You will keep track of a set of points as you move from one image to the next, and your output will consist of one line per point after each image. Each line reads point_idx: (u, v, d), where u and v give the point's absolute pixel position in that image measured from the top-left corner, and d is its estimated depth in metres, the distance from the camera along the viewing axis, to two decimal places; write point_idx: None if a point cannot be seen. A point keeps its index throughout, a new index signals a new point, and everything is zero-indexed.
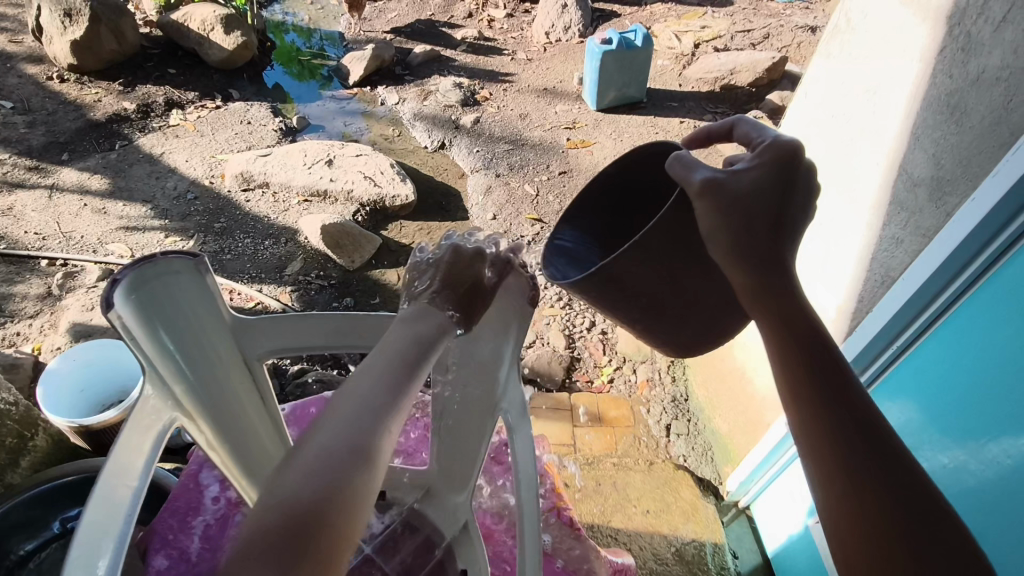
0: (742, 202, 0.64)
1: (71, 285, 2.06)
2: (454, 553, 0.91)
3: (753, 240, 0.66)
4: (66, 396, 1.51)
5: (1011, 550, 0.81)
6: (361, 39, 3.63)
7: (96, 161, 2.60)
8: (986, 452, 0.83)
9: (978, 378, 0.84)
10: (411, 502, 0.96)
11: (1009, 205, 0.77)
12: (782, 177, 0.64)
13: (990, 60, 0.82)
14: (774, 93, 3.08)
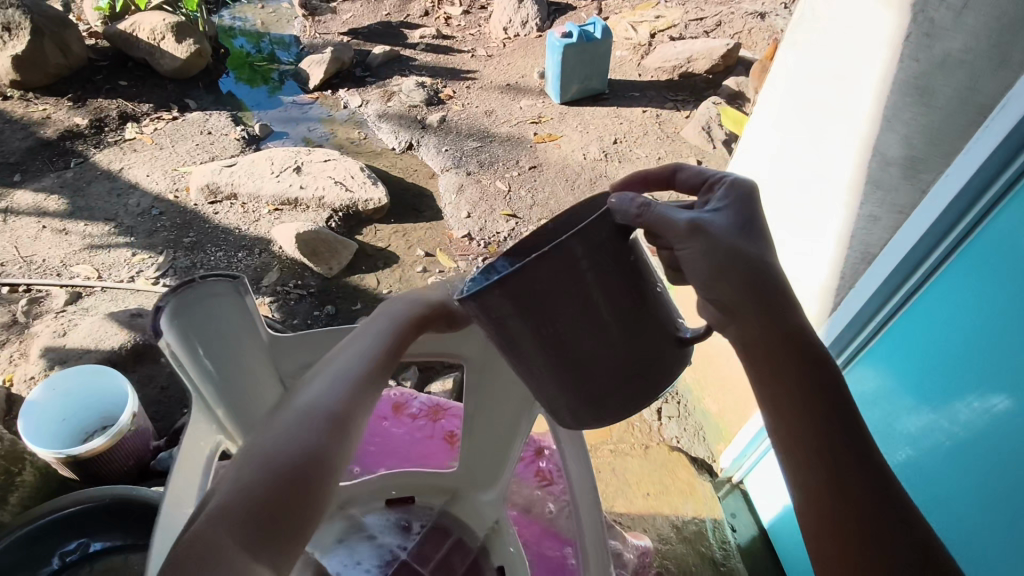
0: (724, 247, 0.68)
1: (37, 311, 1.99)
2: (487, 551, 1.02)
3: (741, 280, 0.68)
4: (47, 427, 1.46)
5: (975, 497, 0.92)
6: (317, 42, 3.57)
7: (52, 181, 2.51)
8: (958, 413, 0.92)
9: (947, 346, 0.93)
10: (439, 506, 1.06)
11: (973, 186, 0.86)
12: (751, 221, 0.70)
13: (954, 45, 0.90)
14: (731, 79, 3.16)
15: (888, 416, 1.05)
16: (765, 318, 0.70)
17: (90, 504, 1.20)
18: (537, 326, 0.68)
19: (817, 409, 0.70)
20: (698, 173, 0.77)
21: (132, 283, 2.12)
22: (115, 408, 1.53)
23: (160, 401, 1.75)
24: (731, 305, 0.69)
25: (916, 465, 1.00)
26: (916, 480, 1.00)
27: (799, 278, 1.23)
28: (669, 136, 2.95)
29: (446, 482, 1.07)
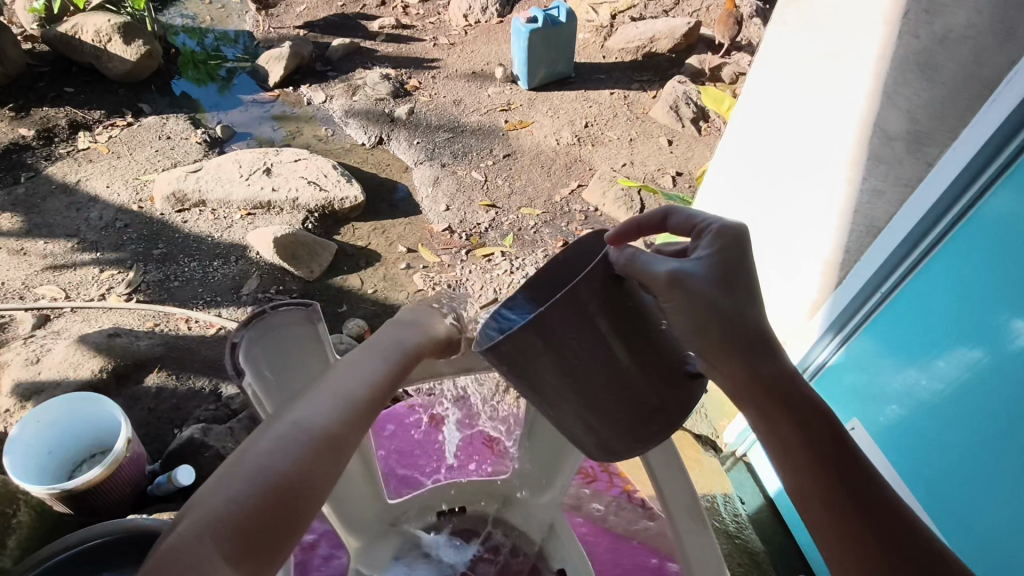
0: (704, 297, 0.67)
1: (2, 337, 1.87)
2: (546, 556, 1.02)
3: (727, 327, 0.68)
4: (34, 463, 1.37)
5: (961, 455, 1.00)
6: (272, 37, 3.45)
7: (2, 198, 2.36)
8: (939, 369, 1.03)
9: (947, 315, 1.01)
10: (493, 512, 1.06)
11: (974, 165, 0.93)
12: (733, 267, 0.69)
13: (955, 20, 0.98)
14: (694, 57, 3.20)
15: (885, 381, 1.14)
16: (758, 365, 0.70)
17: (108, 537, 1.16)
18: (555, 370, 0.71)
19: (807, 425, 0.70)
20: (688, 216, 0.76)
21: (104, 301, 2.02)
22: (104, 434, 1.46)
23: (151, 421, 1.68)
24: (720, 351, 0.69)
25: (906, 423, 1.09)
26: (906, 437, 1.09)
27: (800, 256, 1.32)
28: (638, 117, 2.97)
29: (498, 488, 1.07)
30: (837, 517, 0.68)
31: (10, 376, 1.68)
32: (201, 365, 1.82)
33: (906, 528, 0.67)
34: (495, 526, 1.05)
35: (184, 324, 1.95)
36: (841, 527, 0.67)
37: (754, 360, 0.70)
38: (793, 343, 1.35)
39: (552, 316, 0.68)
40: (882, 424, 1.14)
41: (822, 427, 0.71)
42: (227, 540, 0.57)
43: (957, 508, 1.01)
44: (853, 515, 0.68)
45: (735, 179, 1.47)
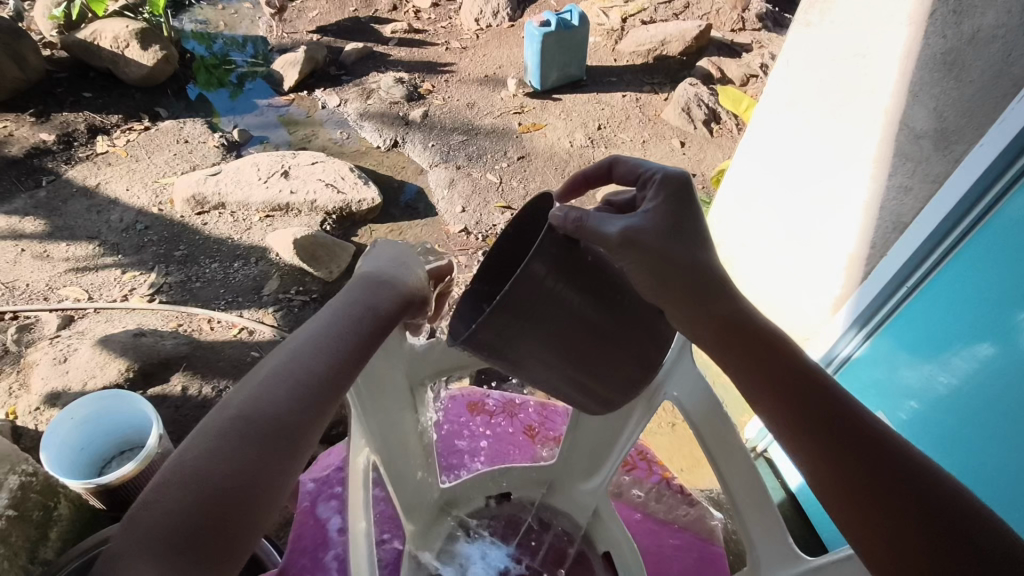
0: (657, 251, 0.67)
1: (29, 339, 1.88)
2: (591, 540, 1.04)
3: (683, 277, 0.70)
4: (68, 457, 1.40)
5: (982, 447, 1.02)
6: (286, 42, 3.49)
7: (24, 202, 2.39)
8: (955, 364, 1.05)
9: (969, 313, 1.03)
10: (539, 498, 1.07)
11: (996, 166, 0.95)
12: (678, 214, 0.70)
13: (984, 20, 0.98)
14: (704, 60, 3.22)
15: (900, 376, 1.16)
16: (720, 317, 0.73)
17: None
18: (533, 346, 0.71)
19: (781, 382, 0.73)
20: (634, 167, 0.76)
21: (127, 302, 2.04)
22: (131, 431, 1.47)
23: (177, 419, 1.70)
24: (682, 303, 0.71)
25: (922, 414, 1.12)
26: (923, 431, 1.12)
27: (824, 250, 1.33)
28: (650, 119, 2.99)
29: (543, 474, 1.07)
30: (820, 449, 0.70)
31: (39, 375, 1.71)
32: (224, 365, 1.84)
33: (895, 458, 0.69)
34: (539, 511, 1.06)
35: (206, 325, 1.97)
36: (824, 457, 0.70)
37: (712, 309, 0.72)
38: (817, 337, 1.36)
39: (523, 293, 0.67)
40: (902, 420, 1.16)
41: (787, 365, 0.74)
42: (171, 528, 0.59)
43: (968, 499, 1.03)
44: (832, 444, 0.70)
45: (757, 176, 1.48)
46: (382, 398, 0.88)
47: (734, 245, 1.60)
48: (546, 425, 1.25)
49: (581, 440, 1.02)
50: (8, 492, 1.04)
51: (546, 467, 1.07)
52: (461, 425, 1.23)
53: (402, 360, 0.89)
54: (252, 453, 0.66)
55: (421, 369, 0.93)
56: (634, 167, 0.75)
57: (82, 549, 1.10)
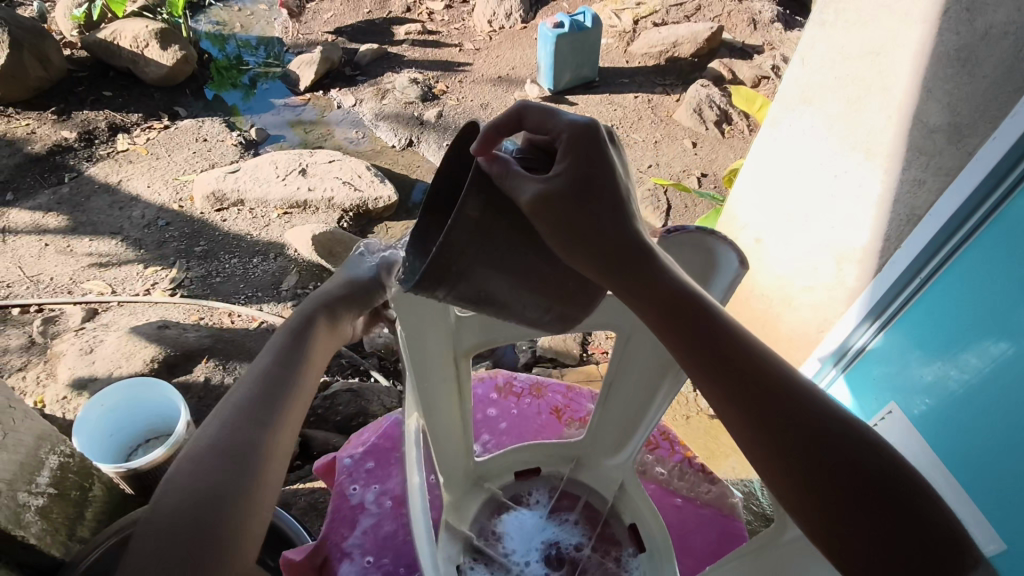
0: (572, 211, 0.56)
1: (54, 331, 1.91)
2: (617, 512, 1.06)
3: (603, 247, 0.59)
4: (98, 443, 1.43)
5: (987, 442, 1.00)
6: (301, 43, 3.54)
7: (47, 198, 2.43)
8: (967, 361, 1.04)
9: (980, 304, 1.02)
10: (566, 473, 1.10)
11: (1012, 155, 0.97)
12: (590, 173, 0.56)
13: (996, 17, 1.00)
14: (716, 62, 3.25)
15: (913, 371, 1.17)
16: (635, 282, 0.61)
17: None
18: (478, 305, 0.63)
19: (710, 347, 0.62)
20: (543, 112, 0.59)
21: (150, 296, 2.08)
22: (157, 420, 1.51)
23: (201, 409, 1.73)
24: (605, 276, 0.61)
25: (933, 410, 1.11)
26: (929, 425, 1.11)
27: (838, 243, 1.36)
28: (663, 120, 3.02)
29: (571, 450, 1.10)
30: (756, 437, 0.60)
31: (66, 365, 1.74)
32: (246, 356, 1.87)
33: (838, 431, 0.59)
34: (568, 484, 1.08)
35: (227, 319, 2.00)
36: (764, 448, 0.60)
37: (634, 279, 0.60)
38: (831, 329, 1.39)
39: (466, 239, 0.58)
40: (914, 415, 1.16)
41: (722, 339, 0.62)
42: (159, 548, 0.54)
43: (967, 495, 1.03)
44: (772, 429, 0.59)
45: (770, 172, 1.51)
46: (426, 365, 0.90)
47: (749, 239, 1.62)
48: (572, 407, 1.27)
49: (611, 414, 1.06)
50: (48, 470, 1.08)
51: (574, 443, 1.10)
52: (489, 404, 1.27)
53: (445, 331, 0.90)
54: (224, 465, 0.62)
55: (464, 340, 0.92)
56: (545, 117, 0.58)
57: (123, 525, 1.14)
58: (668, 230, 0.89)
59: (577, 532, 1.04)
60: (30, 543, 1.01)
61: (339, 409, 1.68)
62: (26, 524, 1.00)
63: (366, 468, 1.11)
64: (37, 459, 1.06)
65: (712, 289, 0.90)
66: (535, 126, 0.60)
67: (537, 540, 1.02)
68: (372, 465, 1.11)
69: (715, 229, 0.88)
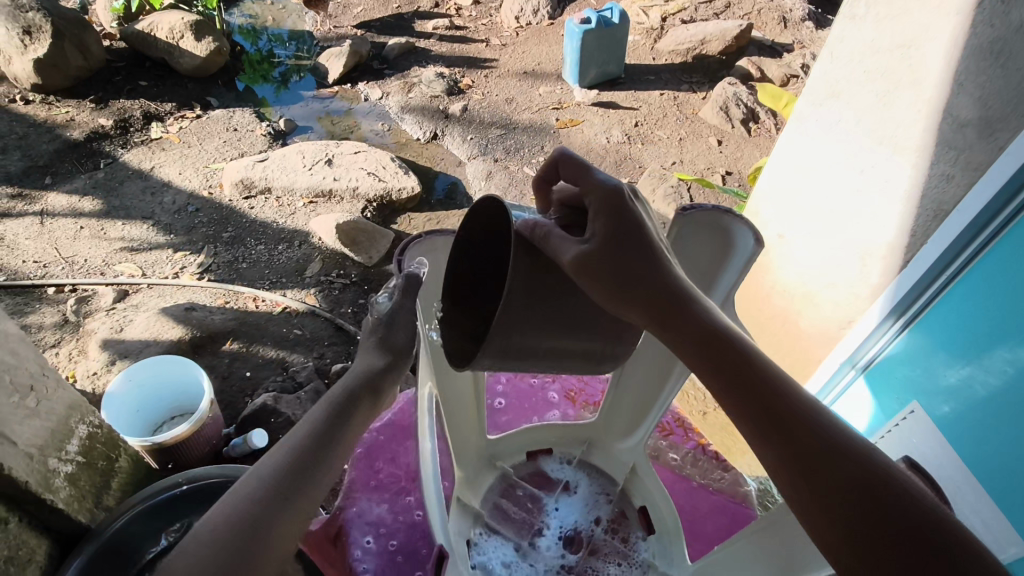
0: (607, 264, 0.66)
1: (86, 310, 1.97)
2: (628, 494, 1.06)
3: (646, 297, 0.69)
4: (125, 415, 1.47)
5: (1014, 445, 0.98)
6: (331, 36, 3.59)
7: (84, 182, 2.51)
8: (992, 363, 1.02)
9: (1006, 306, 1.00)
10: (578, 455, 1.11)
11: None
12: (621, 230, 0.67)
13: None
14: (744, 60, 3.22)
15: (934, 373, 1.15)
16: (671, 327, 0.70)
17: (215, 478, 1.23)
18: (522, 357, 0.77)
19: (749, 393, 0.67)
20: (578, 168, 0.71)
21: (178, 279, 2.13)
22: (183, 398, 1.56)
23: (225, 389, 1.77)
24: (651, 321, 0.70)
25: (956, 415, 1.08)
26: (952, 430, 1.09)
27: (862, 243, 1.34)
28: (688, 117, 3.00)
29: (583, 432, 1.12)
30: (803, 484, 0.63)
31: (98, 343, 1.80)
32: (269, 340, 1.91)
33: (877, 476, 0.62)
34: (577, 467, 1.10)
35: (251, 304, 2.04)
36: (809, 496, 0.62)
37: (675, 325, 0.70)
38: (853, 328, 1.37)
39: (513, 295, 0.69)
40: (936, 417, 1.13)
41: (765, 386, 0.67)
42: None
43: (990, 499, 1.02)
44: (820, 477, 0.62)
45: (797, 168, 1.49)
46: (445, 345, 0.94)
47: (773, 234, 1.60)
48: (587, 391, 1.28)
49: (623, 395, 1.09)
50: (78, 439, 1.11)
51: (586, 427, 1.12)
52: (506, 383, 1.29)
53: None
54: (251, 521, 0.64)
55: None
56: (580, 173, 0.71)
57: (142, 497, 1.17)
58: (687, 208, 0.95)
59: (586, 513, 1.04)
60: (58, 508, 1.05)
61: None
62: (55, 489, 1.04)
63: (378, 446, 1.12)
64: (68, 427, 1.09)
65: (727, 270, 0.96)
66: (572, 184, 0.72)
67: (544, 518, 1.02)
68: (388, 440, 1.13)
69: (730, 210, 0.94)
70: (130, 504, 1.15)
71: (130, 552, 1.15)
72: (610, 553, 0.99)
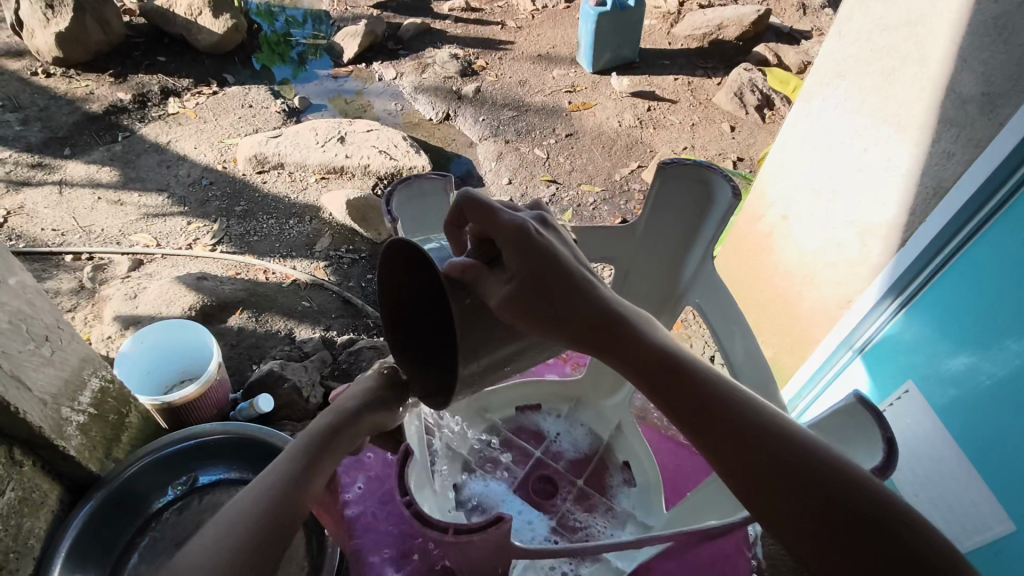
0: (531, 299, 0.68)
1: (102, 277, 2.02)
2: (611, 450, 1.11)
3: (576, 321, 0.70)
4: (136, 377, 1.52)
5: (1010, 431, 0.96)
6: (347, 16, 3.60)
7: (102, 154, 2.56)
8: (995, 351, 1.00)
9: (1010, 293, 0.98)
10: (566, 410, 1.16)
11: None
12: (535, 268, 0.68)
13: None
14: (761, 45, 3.19)
15: (933, 360, 1.13)
16: (608, 345, 0.71)
17: (219, 434, 1.28)
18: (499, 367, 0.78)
19: (685, 398, 0.69)
20: (482, 209, 0.70)
21: (191, 250, 2.17)
22: (192, 363, 1.60)
23: (233, 357, 1.81)
24: (584, 343, 0.72)
25: (957, 403, 1.06)
26: (946, 408, 1.08)
27: (864, 222, 1.34)
28: (701, 103, 2.98)
29: (572, 389, 1.17)
30: (753, 489, 0.65)
31: (112, 308, 1.85)
32: (278, 311, 1.95)
33: (816, 465, 0.64)
34: (565, 421, 1.15)
35: (261, 276, 2.08)
36: (761, 502, 0.64)
37: (609, 342, 0.71)
38: (853, 305, 1.37)
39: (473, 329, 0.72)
40: (934, 404, 1.11)
41: (699, 390, 0.69)
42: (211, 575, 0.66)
43: (978, 475, 1.02)
44: (766, 478, 0.64)
45: (803, 148, 1.49)
46: None
47: (776, 216, 1.60)
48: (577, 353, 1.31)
49: None
50: (90, 391, 1.15)
51: (577, 384, 1.17)
52: None
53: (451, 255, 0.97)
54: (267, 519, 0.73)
55: None
56: (485, 217, 0.70)
57: (144, 453, 1.19)
58: (668, 163, 1.00)
59: (572, 467, 1.09)
60: (71, 455, 1.09)
61: (361, 363, 1.75)
62: (68, 437, 1.08)
63: None
64: (80, 379, 1.13)
65: (708, 222, 1.02)
66: (481, 225, 0.71)
67: (529, 468, 1.07)
68: None
69: (710, 163, 0.98)
70: (132, 460, 1.18)
71: (138, 503, 1.21)
72: (590, 502, 1.04)
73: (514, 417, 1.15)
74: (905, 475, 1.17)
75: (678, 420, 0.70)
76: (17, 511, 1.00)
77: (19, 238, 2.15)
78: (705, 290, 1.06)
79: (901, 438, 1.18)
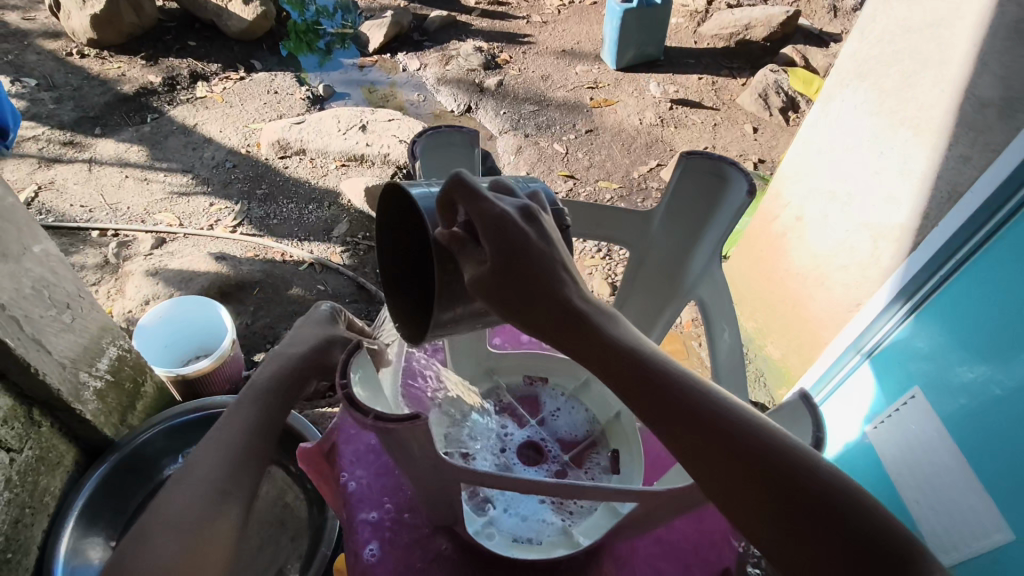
0: (502, 284, 0.68)
1: (126, 254, 2.07)
2: (605, 436, 1.11)
3: (544, 309, 0.69)
4: (154, 349, 1.57)
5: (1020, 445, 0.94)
6: (375, 7, 3.63)
7: (131, 134, 2.62)
8: (1008, 362, 0.98)
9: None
10: (570, 391, 1.17)
11: None
12: (509, 257, 0.67)
13: None
14: (789, 47, 3.16)
15: (946, 369, 1.10)
16: (569, 333, 0.69)
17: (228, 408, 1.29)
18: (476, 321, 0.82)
19: (650, 397, 0.66)
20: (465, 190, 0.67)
21: (213, 230, 2.21)
22: (209, 340, 1.64)
23: (247, 336, 1.85)
24: (550, 332, 0.70)
25: (967, 413, 1.04)
26: (953, 415, 1.07)
27: (877, 226, 1.33)
28: (725, 103, 2.96)
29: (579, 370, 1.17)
30: (722, 483, 0.64)
31: (134, 283, 1.91)
32: (293, 293, 1.99)
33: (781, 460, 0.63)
34: (564, 398, 1.16)
35: (278, 258, 2.11)
36: (733, 498, 0.64)
37: (571, 332, 0.69)
38: (863, 309, 1.35)
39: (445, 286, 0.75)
40: (943, 415, 1.09)
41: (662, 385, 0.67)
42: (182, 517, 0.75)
43: (983, 485, 1.00)
44: (737, 478, 0.63)
45: (821, 150, 1.48)
46: None
47: (791, 218, 1.59)
48: None
49: None
50: (108, 359, 1.19)
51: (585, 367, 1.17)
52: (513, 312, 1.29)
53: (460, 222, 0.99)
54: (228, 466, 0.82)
55: None
56: (470, 197, 0.67)
57: (159, 419, 1.23)
58: (691, 154, 1.00)
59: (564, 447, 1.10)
60: (86, 418, 1.13)
61: None
62: (84, 401, 1.12)
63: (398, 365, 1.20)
64: (99, 347, 1.17)
65: (719, 218, 1.01)
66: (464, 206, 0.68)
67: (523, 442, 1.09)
68: None
69: (733, 160, 0.97)
70: (149, 425, 1.23)
71: (150, 468, 1.24)
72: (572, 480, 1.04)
73: (522, 386, 1.18)
74: (906, 481, 1.15)
75: (646, 417, 0.67)
76: (34, 469, 1.04)
77: (49, 213, 2.22)
78: (708, 284, 1.05)
79: (907, 444, 1.16)
